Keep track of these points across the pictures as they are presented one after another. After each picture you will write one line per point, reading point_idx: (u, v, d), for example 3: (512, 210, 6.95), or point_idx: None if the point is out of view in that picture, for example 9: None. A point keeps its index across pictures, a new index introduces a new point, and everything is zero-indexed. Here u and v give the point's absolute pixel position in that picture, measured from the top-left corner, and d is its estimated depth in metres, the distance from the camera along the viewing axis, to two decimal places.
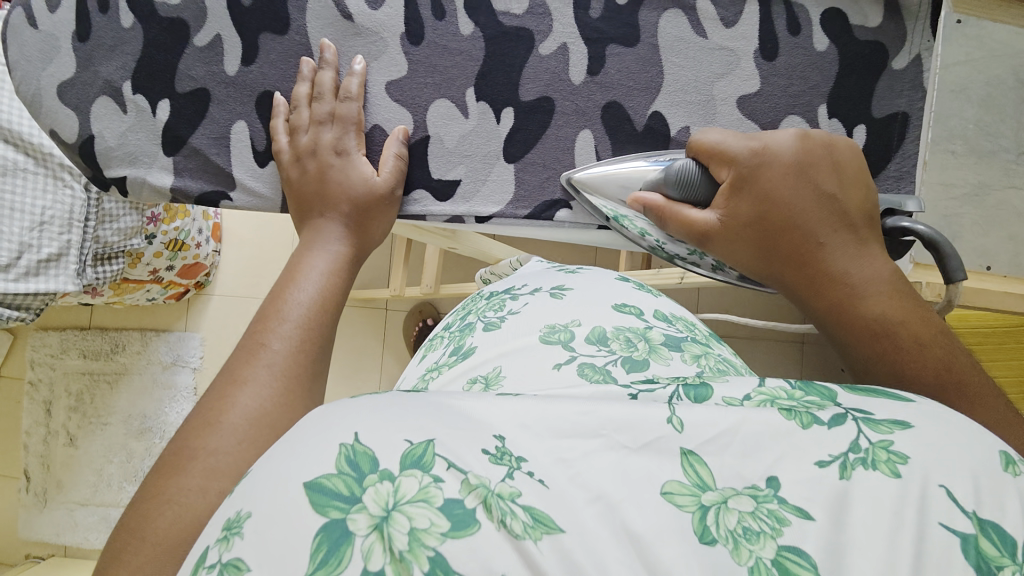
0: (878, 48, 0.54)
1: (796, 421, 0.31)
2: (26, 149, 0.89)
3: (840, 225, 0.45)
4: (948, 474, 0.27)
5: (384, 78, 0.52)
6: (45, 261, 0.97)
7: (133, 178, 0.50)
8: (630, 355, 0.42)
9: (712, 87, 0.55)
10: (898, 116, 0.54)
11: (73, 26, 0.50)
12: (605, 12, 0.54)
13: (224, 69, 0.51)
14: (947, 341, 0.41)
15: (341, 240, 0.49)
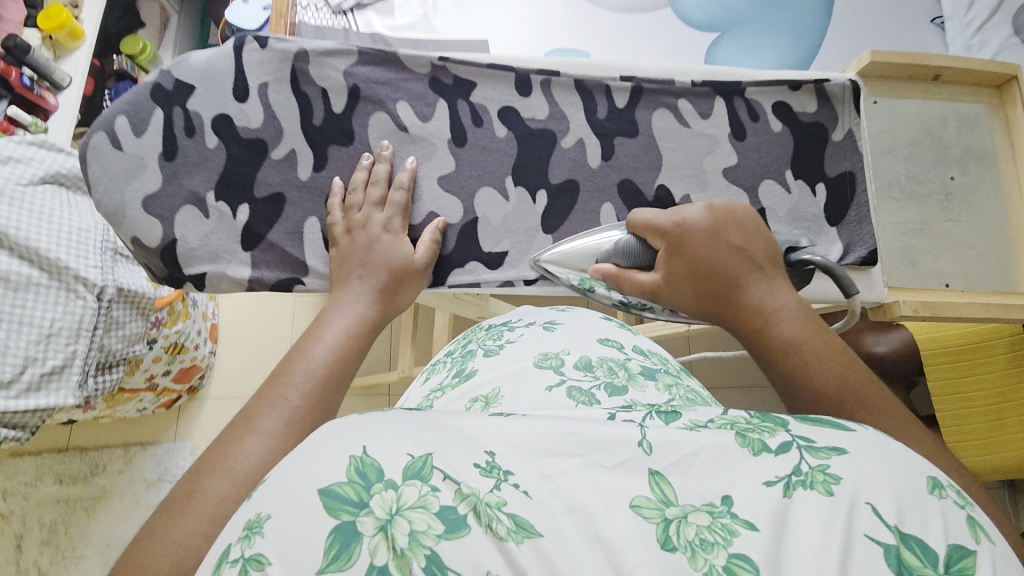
0: (819, 127, 0.59)
1: (749, 448, 0.30)
2: (42, 265, 0.85)
3: (752, 264, 0.50)
4: (878, 492, 0.27)
5: (435, 174, 0.56)
6: (48, 374, 0.85)
7: (213, 273, 0.51)
8: (612, 381, 0.45)
9: (701, 162, 0.58)
10: (847, 175, 0.59)
11: (159, 145, 0.51)
12: (611, 111, 0.58)
13: (274, 157, 0.53)
14: (848, 358, 0.45)
15: (367, 304, 0.50)
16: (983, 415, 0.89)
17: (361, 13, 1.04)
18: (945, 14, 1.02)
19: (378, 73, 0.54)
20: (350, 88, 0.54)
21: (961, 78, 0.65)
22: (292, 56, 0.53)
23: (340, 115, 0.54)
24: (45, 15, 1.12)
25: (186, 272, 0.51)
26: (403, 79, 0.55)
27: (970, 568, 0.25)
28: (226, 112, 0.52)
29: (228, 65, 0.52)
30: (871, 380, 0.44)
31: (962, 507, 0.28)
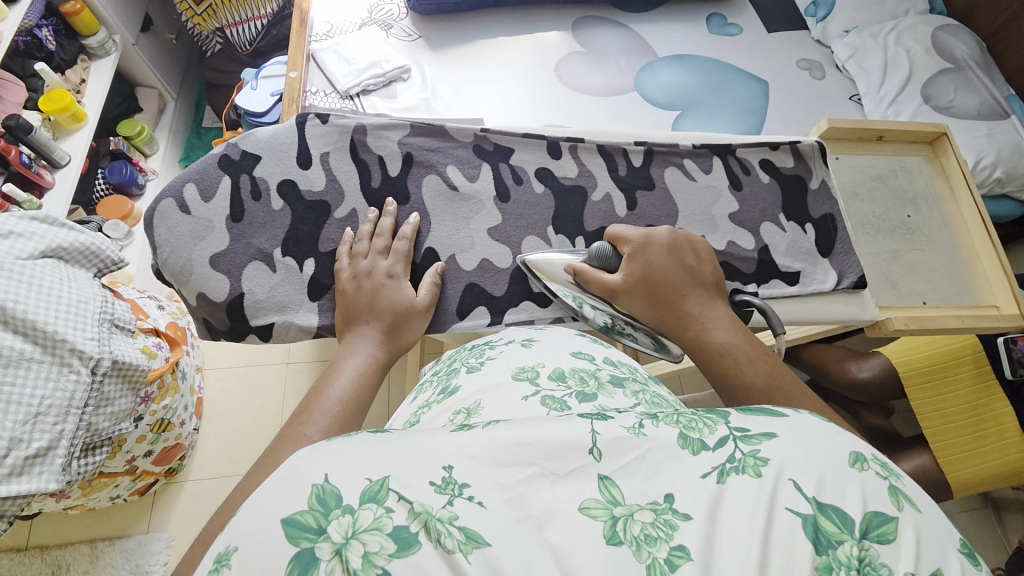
0: (799, 178, 0.70)
1: (688, 448, 0.33)
2: (37, 338, 0.79)
3: (696, 281, 0.56)
4: (801, 470, 0.31)
5: (485, 226, 0.63)
6: (31, 457, 0.77)
7: (282, 323, 0.57)
8: (582, 390, 0.45)
9: (711, 209, 0.67)
10: (828, 216, 0.69)
11: (227, 208, 0.58)
12: (629, 169, 0.68)
13: (337, 216, 0.60)
14: (771, 360, 0.50)
15: (377, 346, 0.52)
16: (962, 430, 0.97)
17: (366, 98, 1.14)
18: (861, 93, 1.24)
19: (430, 143, 0.64)
20: (404, 155, 0.63)
21: (903, 136, 0.80)
22: (351, 130, 0.62)
23: (395, 177, 0.62)
24: (47, 99, 1.15)
25: (253, 323, 0.57)
26: (450, 146, 0.65)
27: (888, 533, 0.29)
28: (291, 177, 0.60)
29: (292, 138, 0.61)
30: (791, 381, 0.48)
31: (884, 478, 0.32)
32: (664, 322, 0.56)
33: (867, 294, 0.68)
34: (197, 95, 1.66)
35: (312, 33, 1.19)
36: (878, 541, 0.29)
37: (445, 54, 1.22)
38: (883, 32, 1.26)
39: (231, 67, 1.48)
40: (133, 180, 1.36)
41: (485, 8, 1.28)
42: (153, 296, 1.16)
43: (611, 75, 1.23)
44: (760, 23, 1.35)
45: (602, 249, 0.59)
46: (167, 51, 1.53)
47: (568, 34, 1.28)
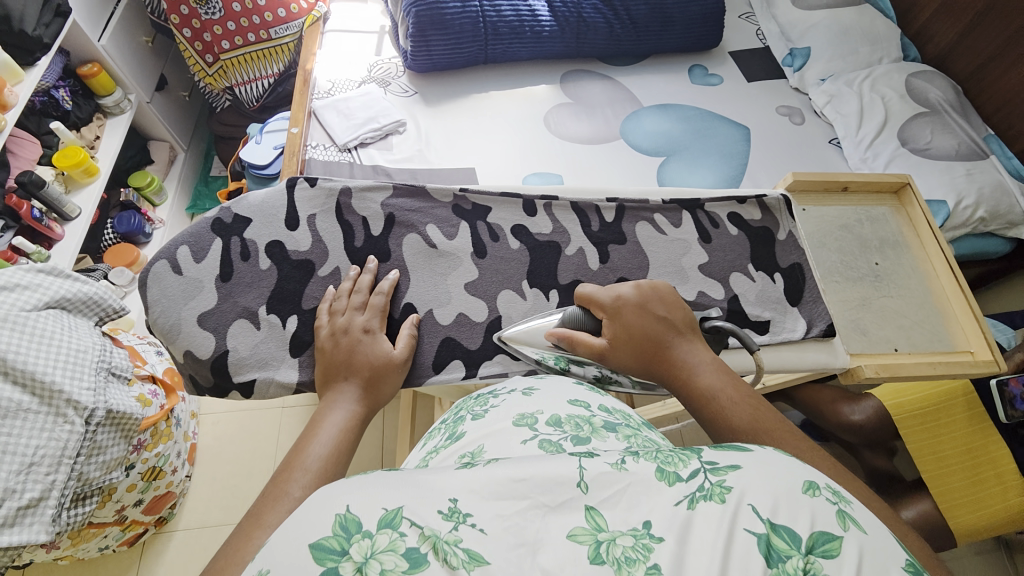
0: (767, 229, 0.73)
1: (664, 480, 0.34)
2: (35, 388, 0.81)
3: (674, 332, 0.57)
4: (758, 495, 0.32)
5: (462, 281, 0.66)
6: (23, 508, 0.78)
7: (262, 380, 0.59)
8: (577, 434, 0.43)
9: (681, 261, 0.69)
10: (797, 265, 0.71)
11: (217, 268, 0.61)
12: (602, 224, 0.71)
13: (321, 274, 0.62)
14: (754, 399, 0.51)
15: (357, 401, 0.53)
16: (961, 474, 0.95)
17: (363, 150, 1.20)
18: (839, 136, 1.28)
19: (411, 204, 0.67)
20: (386, 216, 0.66)
21: (866, 188, 0.83)
22: (337, 193, 0.66)
23: (377, 237, 0.65)
24: (62, 155, 1.22)
25: (236, 380, 0.59)
26: (430, 206, 0.68)
27: (833, 549, 0.30)
28: (279, 239, 0.63)
29: (281, 201, 0.65)
30: (777, 418, 0.49)
31: (833, 502, 0.32)
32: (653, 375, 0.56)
33: (838, 341, 0.69)
34: (205, 146, 1.75)
35: (314, 92, 1.27)
36: (824, 556, 0.29)
37: (440, 109, 1.29)
38: (858, 80, 1.31)
39: (238, 121, 1.57)
40: (140, 228, 1.41)
41: (479, 65, 1.36)
42: (153, 342, 1.19)
43: (597, 125, 1.29)
44: (738, 73, 1.43)
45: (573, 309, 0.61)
46: (179, 106, 1.63)
47: (556, 87, 1.35)
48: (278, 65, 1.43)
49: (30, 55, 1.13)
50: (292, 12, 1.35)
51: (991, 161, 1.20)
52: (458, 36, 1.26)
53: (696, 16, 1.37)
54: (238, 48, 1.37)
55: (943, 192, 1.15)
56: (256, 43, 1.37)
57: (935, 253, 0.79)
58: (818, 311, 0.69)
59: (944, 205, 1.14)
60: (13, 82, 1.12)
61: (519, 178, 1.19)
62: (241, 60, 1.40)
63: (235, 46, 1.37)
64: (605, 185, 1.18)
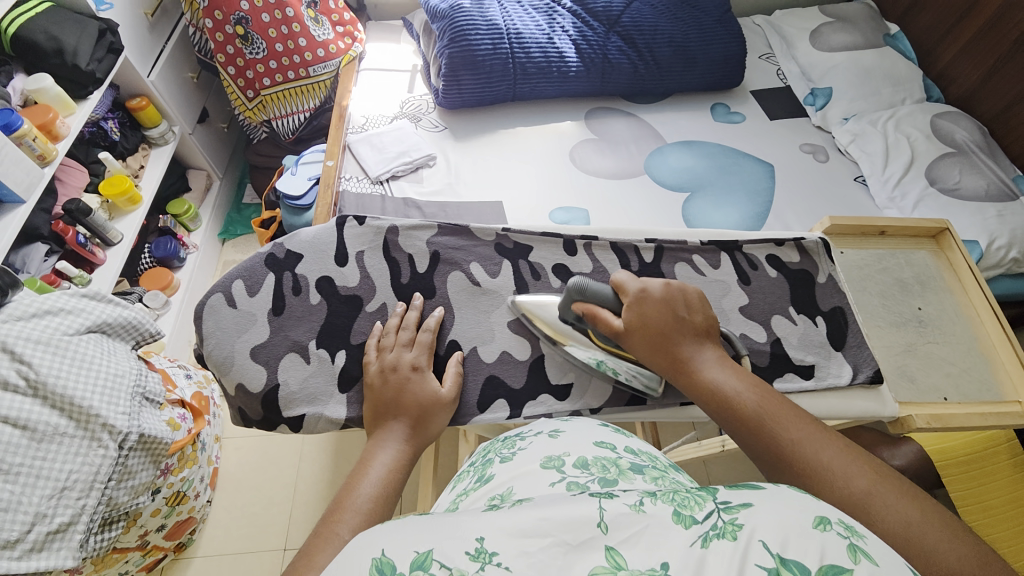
0: (805, 272, 0.73)
1: (680, 522, 0.34)
2: (72, 413, 0.82)
3: (692, 332, 0.60)
4: (769, 530, 0.32)
5: (505, 319, 0.67)
6: (53, 532, 0.79)
7: (311, 415, 0.59)
8: (604, 476, 0.43)
9: (721, 302, 0.70)
10: (838, 308, 0.71)
11: (269, 303, 0.63)
12: (641, 264, 0.72)
13: (368, 310, 0.64)
14: (762, 395, 0.56)
15: (404, 442, 0.53)
16: (1006, 526, 0.90)
17: (395, 182, 1.23)
18: (865, 174, 1.29)
19: (454, 242, 0.69)
20: (431, 253, 0.68)
21: (904, 231, 0.83)
22: (385, 230, 0.68)
23: (423, 274, 0.67)
24: (109, 184, 1.28)
25: (286, 414, 0.60)
26: (474, 244, 0.70)
27: None
28: (328, 274, 0.65)
29: (332, 238, 0.67)
30: (783, 409, 0.55)
31: (844, 537, 0.33)
32: (667, 367, 0.59)
33: (887, 389, 0.67)
34: (239, 175, 1.82)
35: (349, 126, 1.32)
36: None
37: (469, 143, 1.33)
38: (881, 120, 1.33)
39: (273, 152, 1.63)
40: (176, 253, 1.46)
41: (507, 102, 1.41)
42: (182, 366, 1.22)
43: (621, 160, 1.32)
44: (761, 112, 1.45)
45: (601, 290, 0.62)
46: (218, 138, 1.70)
47: (580, 124, 1.39)
48: (314, 100, 1.50)
49: (83, 88, 1.19)
50: (330, 53, 1.43)
51: (1023, 202, 1.18)
52: (488, 75, 1.31)
53: (717, 58, 1.42)
54: (278, 84, 1.44)
55: (975, 232, 1.14)
56: (295, 80, 1.44)
57: (977, 298, 0.78)
58: (862, 355, 0.68)
59: (976, 245, 1.12)
60: (65, 114, 1.17)
61: (546, 212, 1.21)
62: (281, 96, 1.47)
63: (275, 83, 1.44)
64: (632, 220, 1.20)
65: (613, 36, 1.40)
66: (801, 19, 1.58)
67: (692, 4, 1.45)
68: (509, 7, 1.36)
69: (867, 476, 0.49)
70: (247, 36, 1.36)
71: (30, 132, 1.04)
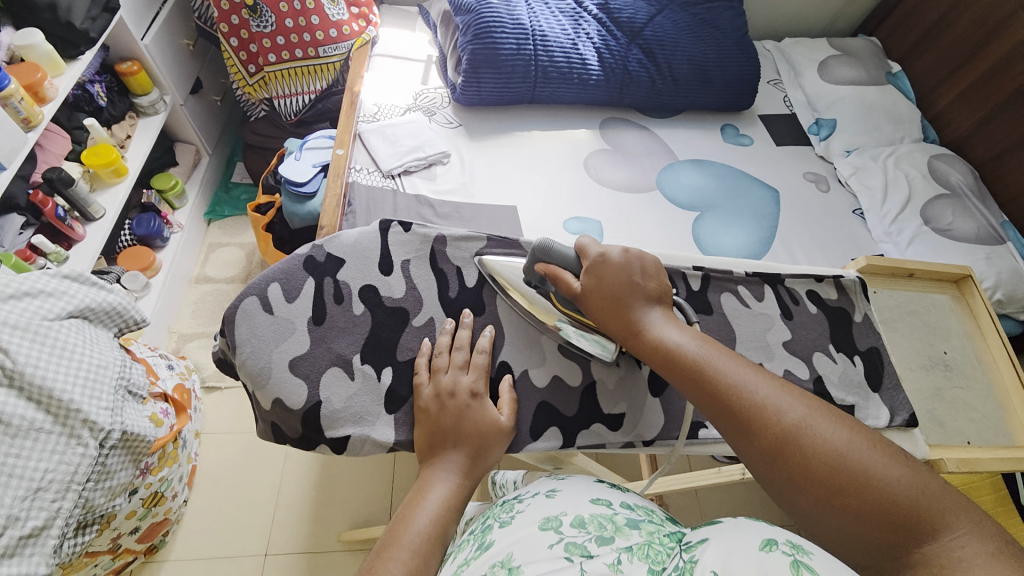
0: (843, 310, 0.75)
1: (649, 571, 0.45)
2: (51, 407, 0.75)
3: (642, 292, 0.60)
4: (717, 562, 0.43)
5: (557, 341, 0.66)
6: (26, 538, 0.72)
7: (357, 437, 0.56)
8: (601, 534, 0.49)
9: (765, 336, 0.70)
10: (875, 349, 0.73)
11: (310, 311, 0.60)
12: (689, 292, 0.71)
13: (415, 324, 0.62)
14: (707, 348, 0.57)
15: (459, 474, 0.52)
16: None
17: (407, 178, 1.19)
18: (863, 208, 1.33)
19: (503, 258, 0.68)
20: (480, 267, 0.67)
21: (930, 275, 0.86)
22: (432, 240, 0.66)
23: (471, 289, 0.65)
24: (93, 153, 1.18)
25: (328, 435, 0.56)
26: (523, 261, 0.69)
27: None
28: (373, 283, 0.63)
29: (375, 244, 0.65)
30: (727, 358, 0.56)
31: (789, 554, 0.42)
32: (619, 328, 0.60)
33: (919, 432, 0.70)
34: (229, 152, 1.71)
35: (360, 114, 1.27)
36: None
37: (484, 143, 1.30)
38: (882, 156, 1.38)
39: (273, 132, 1.55)
40: (159, 233, 1.37)
41: (523, 103, 1.38)
42: (163, 354, 1.14)
43: (634, 174, 1.32)
44: (769, 137, 1.48)
45: (564, 252, 0.62)
46: (211, 111, 1.60)
47: (595, 133, 1.38)
48: (321, 82, 1.43)
49: (75, 47, 1.08)
50: (343, 34, 1.36)
51: (1009, 246, 1.25)
52: (509, 75, 1.28)
53: (734, 80, 1.43)
54: (284, 62, 1.37)
55: None
56: (303, 59, 1.37)
57: (993, 343, 0.82)
58: (895, 397, 0.70)
59: None
60: (53, 75, 1.07)
61: (562, 222, 1.19)
62: (286, 74, 1.40)
63: (281, 60, 1.37)
64: (645, 238, 1.20)
65: (635, 48, 1.39)
66: (810, 49, 1.62)
67: (714, 24, 1.46)
68: (534, 7, 1.33)
69: (805, 410, 0.52)
70: (254, 7, 1.28)
71: (16, 92, 0.95)
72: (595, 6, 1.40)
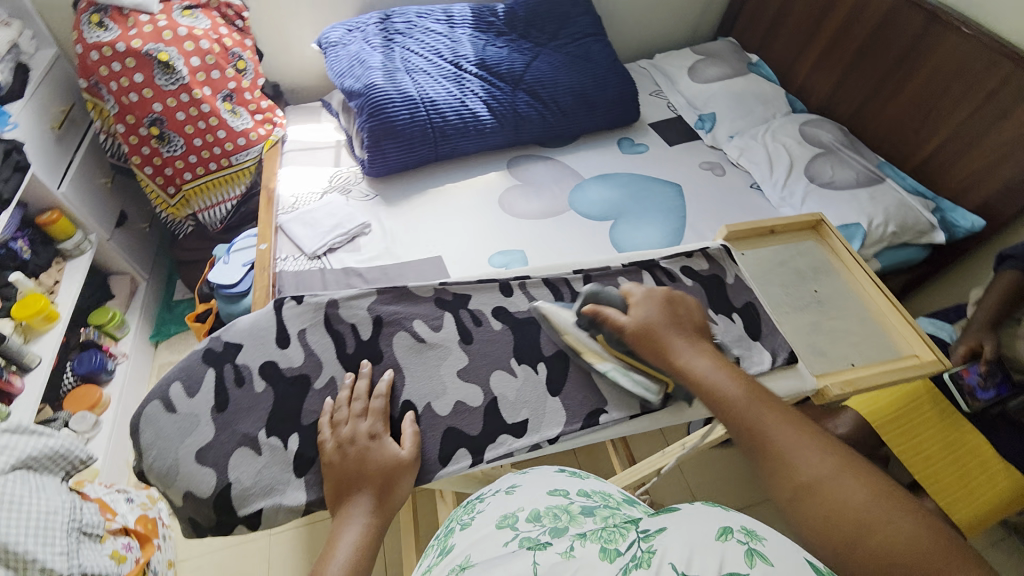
0: (717, 276, 0.87)
1: (606, 557, 0.46)
2: (7, 560, 0.73)
3: (682, 334, 0.69)
4: (675, 554, 0.44)
5: (455, 369, 0.71)
6: None
7: (269, 508, 0.59)
8: (555, 524, 0.51)
9: None
10: (750, 303, 0.84)
11: (212, 400, 0.63)
12: (573, 294, 0.81)
13: (317, 387, 0.66)
14: (750, 392, 0.62)
15: (369, 515, 0.55)
16: (948, 470, 1.01)
17: (333, 255, 1.24)
18: (758, 181, 1.46)
19: (395, 306, 0.73)
20: (374, 319, 0.72)
21: (790, 227, 0.96)
22: (325, 306, 0.71)
23: (367, 340, 0.70)
24: (22, 305, 1.20)
25: (241, 513, 0.59)
26: (415, 303, 0.75)
27: None
28: (271, 358, 0.67)
29: (271, 323, 0.69)
30: (774, 405, 0.60)
31: (743, 543, 0.44)
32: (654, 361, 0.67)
33: (803, 366, 0.78)
34: (168, 272, 1.75)
35: (280, 207, 1.34)
36: None
37: (402, 206, 1.38)
38: (760, 134, 1.53)
39: (201, 244, 1.60)
40: (102, 366, 1.37)
41: (431, 162, 1.47)
42: (121, 489, 1.11)
43: (547, 201, 1.41)
44: (661, 140, 1.62)
45: (610, 295, 0.74)
46: (140, 239, 1.65)
47: (504, 173, 1.48)
48: (240, 187, 1.50)
49: None
50: (251, 140, 1.45)
51: (889, 183, 1.37)
52: (410, 142, 1.38)
53: (615, 100, 1.58)
54: (201, 176, 1.45)
55: (855, 216, 1.30)
56: (218, 171, 1.45)
57: (860, 271, 0.90)
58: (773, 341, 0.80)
59: (859, 227, 1.28)
60: None
61: (485, 258, 1.26)
62: (203, 188, 1.47)
63: (197, 176, 1.44)
64: (564, 256, 1.27)
65: (520, 93, 1.53)
66: (679, 59, 1.81)
67: (585, 58, 1.62)
68: (419, 78, 1.45)
69: (832, 465, 0.54)
70: (162, 135, 1.37)
71: None
72: (475, 65, 1.53)
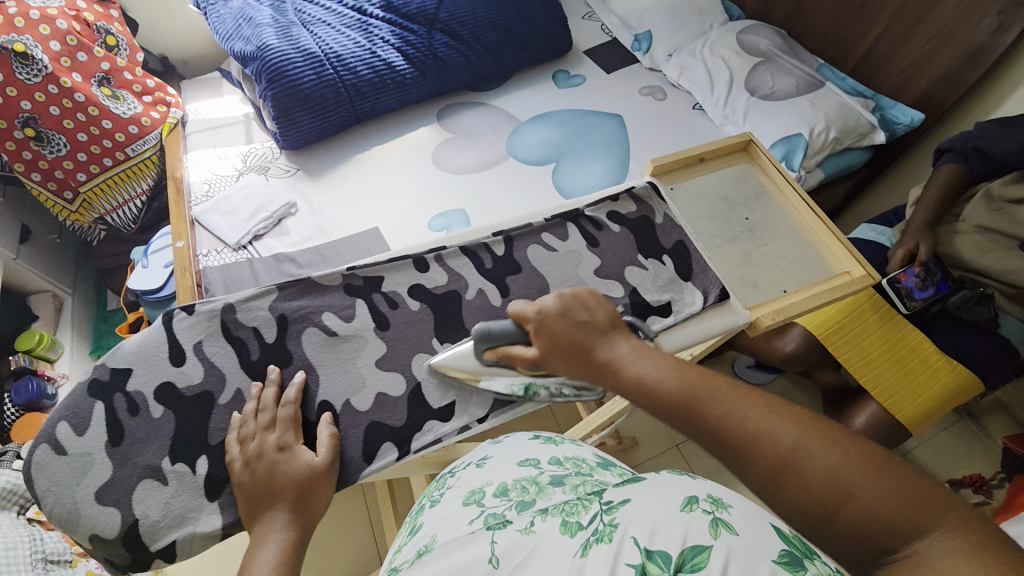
0: (646, 218, 0.86)
1: (567, 531, 0.43)
2: None
3: (599, 334, 0.62)
4: (639, 528, 0.41)
5: (373, 359, 0.71)
6: None
7: (182, 537, 0.59)
8: (521, 499, 0.50)
9: (579, 272, 0.80)
10: (679, 243, 0.84)
11: (105, 435, 0.62)
12: (494, 260, 0.80)
13: (222, 402, 0.65)
14: (689, 376, 0.56)
15: (288, 527, 0.56)
16: (890, 371, 1.07)
17: (260, 242, 1.16)
18: (700, 100, 1.40)
19: (297, 303, 0.72)
20: (277, 318, 0.71)
21: (718, 153, 0.93)
22: (220, 312, 0.69)
23: (273, 343, 0.69)
24: None
25: (154, 548, 0.59)
26: (321, 296, 0.73)
27: (700, 562, 0.37)
28: (169, 379, 0.65)
29: (162, 342, 0.67)
30: (717, 383, 0.55)
31: (709, 513, 0.42)
32: (581, 372, 0.61)
33: (735, 300, 0.79)
34: (95, 282, 1.61)
35: (192, 198, 1.21)
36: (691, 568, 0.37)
37: (327, 178, 1.28)
38: (698, 49, 1.44)
39: (119, 249, 1.48)
40: (42, 392, 1.29)
41: (354, 125, 1.35)
42: None
43: (482, 150, 1.33)
44: (598, 68, 1.52)
45: (503, 328, 0.66)
46: (52, 250, 1.51)
47: (434, 126, 1.38)
48: (147, 181, 1.35)
49: None
50: (145, 126, 1.29)
51: (829, 86, 1.33)
52: (323, 106, 1.25)
53: (543, 30, 1.45)
54: (97, 175, 1.29)
55: (797, 126, 1.26)
56: (115, 166, 1.29)
57: (789, 191, 0.89)
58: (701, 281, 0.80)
59: (801, 137, 1.25)
60: None
61: (424, 223, 1.19)
62: (102, 188, 1.32)
63: (92, 175, 1.29)
64: (505, 211, 1.21)
65: (436, 34, 1.39)
66: None
67: None
68: (318, 31, 1.30)
69: (796, 433, 0.50)
70: (40, 136, 1.20)
71: None
72: (381, 8, 1.38)
